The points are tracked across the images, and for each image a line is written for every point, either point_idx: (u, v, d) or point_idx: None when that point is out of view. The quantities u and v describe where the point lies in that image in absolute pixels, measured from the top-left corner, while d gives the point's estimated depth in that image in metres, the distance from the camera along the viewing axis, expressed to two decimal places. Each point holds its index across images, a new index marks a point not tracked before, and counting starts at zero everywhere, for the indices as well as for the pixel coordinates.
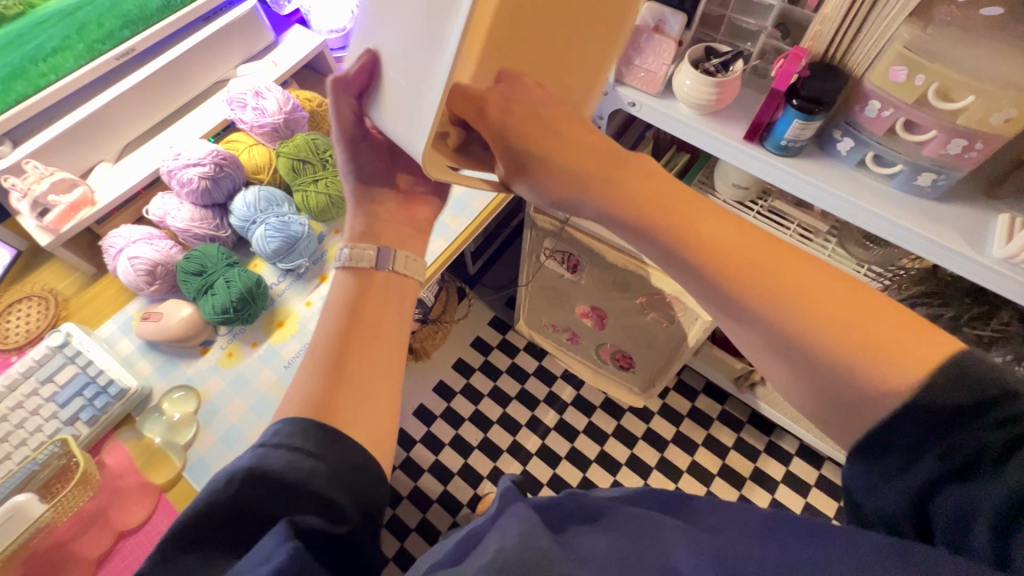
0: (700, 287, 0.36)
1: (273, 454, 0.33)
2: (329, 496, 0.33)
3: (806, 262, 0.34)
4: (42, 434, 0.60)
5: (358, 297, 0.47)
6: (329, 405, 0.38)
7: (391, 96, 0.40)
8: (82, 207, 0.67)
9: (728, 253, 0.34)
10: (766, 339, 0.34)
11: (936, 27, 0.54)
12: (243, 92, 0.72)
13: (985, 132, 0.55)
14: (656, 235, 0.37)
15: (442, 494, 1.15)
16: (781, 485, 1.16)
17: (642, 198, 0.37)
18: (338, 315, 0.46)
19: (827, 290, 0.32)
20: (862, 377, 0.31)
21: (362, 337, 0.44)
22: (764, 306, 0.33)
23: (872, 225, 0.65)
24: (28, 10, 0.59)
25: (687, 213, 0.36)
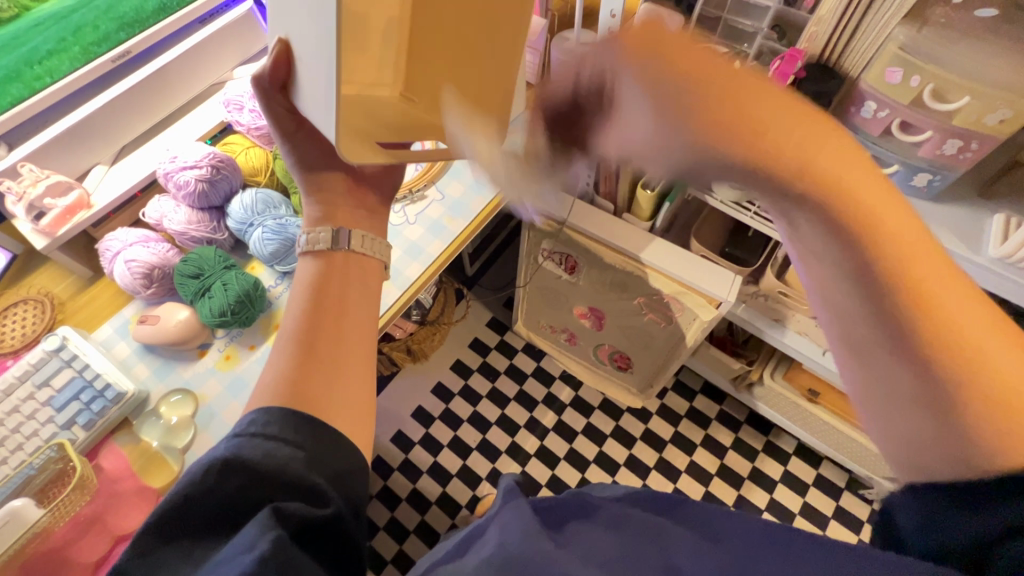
0: (875, 327, 0.29)
1: (250, 445, 0.33)
2: (309, 487, 0.33)
3: (997, 329, 0.28)
4: (38, 439, 0.59)
5: (320, 280, 0.45)
6: (309, 396, 0.38)
7: (311, 89, 0.42)
8: (78, 210, 0.67)
9: (939, 321, 0.27)
10: (905, 387, 0.30)
11: (931, 28, 0.54)
12: (240, 95, 0.72)
13: (979, 133, 0.55)
14: (857, 272, 0.27)
15: (440, 496, 1.15)
16: (779, 485, 1.16)
17: (870, 231, 0.25)
18: (303, 298, 0.44)
19: (1006, 361, 0.28)
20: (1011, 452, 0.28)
21: (329, 320, 0.42)
22: (939, 377, 0.28)
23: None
24: (24, 12, 0.58)
25: (910, 246, 0.26)
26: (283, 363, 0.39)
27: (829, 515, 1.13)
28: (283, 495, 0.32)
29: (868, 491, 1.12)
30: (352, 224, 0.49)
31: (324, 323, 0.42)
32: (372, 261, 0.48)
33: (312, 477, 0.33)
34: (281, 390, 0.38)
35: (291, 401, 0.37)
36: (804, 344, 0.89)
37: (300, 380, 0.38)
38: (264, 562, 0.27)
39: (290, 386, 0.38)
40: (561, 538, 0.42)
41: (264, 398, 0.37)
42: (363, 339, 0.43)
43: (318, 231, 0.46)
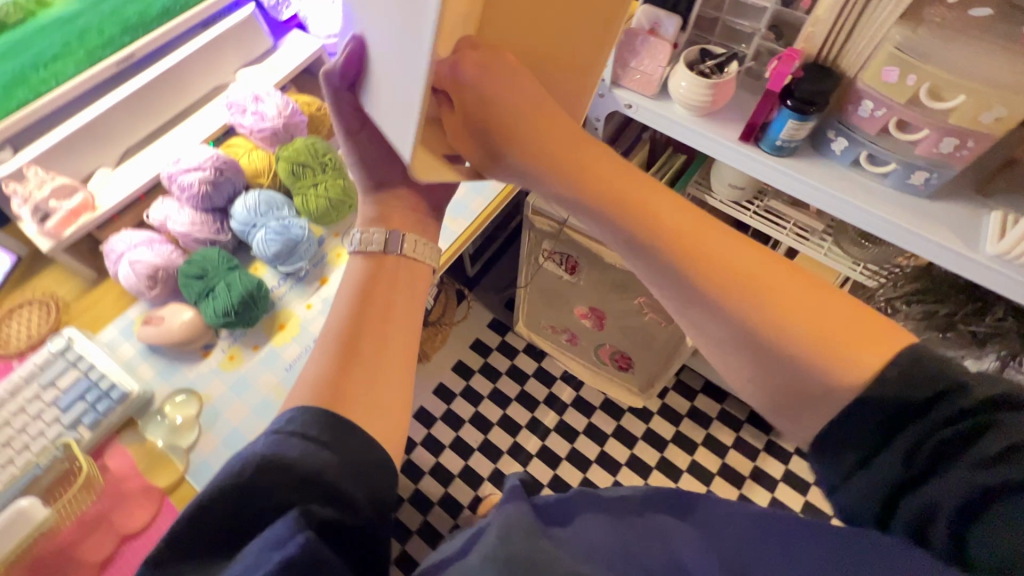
0: (672, 274, 0.34)
1: (287, 443, 0.33)
2: (342, 489, 0.33)
3: (754, 255, 0.33)
4: (44, 438, 0.60)
5: (369, 280, 0.46)
6: (335, 393, 0.38)
7: (384, 104, 0.40)
8: (83, 212, 0.68)
9: (689, 246, 0.33)
10: (728, 333, 0.33)
11: (926, 27, 0.55)
12: (243, 97, 0.73)
13: (975, 130, 0.56)
14: (628, 223, 0.35)
15: (442, 496, 1.15)
16: (780, 485, 1.16)
17: (606, 185, 0.36)
18: (353, 295, 0.45)
19: (779, 281, 0.32)
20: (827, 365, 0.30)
21: (373, 320, 0.43)
22: (729, 302, 0.32)
23: (868, 225, 0.66)
24: (30, 17, 0.62)
25: (650, 203, 0.35)
26: (321, 362, 0.40)
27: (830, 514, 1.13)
28: (313, 498, 0.32)
29: None
30: (405, 228, 0.50)
31: (372, 326, 0.43)
32: (423, 266, 0.50)
33: (341, 481, 0.33)
34: (298, 390, 0.39)
35: (301, 397, 0.38)
36: None
37: (312, 376, 0.39)
38: (290, 568, 0.27)
39: (307, 386, 0.39)
40: (562, 534, 0.42)
41: (297, 398, 0.38)
42: (404, 343, 0.44)
43: (372, 232, 0.48)
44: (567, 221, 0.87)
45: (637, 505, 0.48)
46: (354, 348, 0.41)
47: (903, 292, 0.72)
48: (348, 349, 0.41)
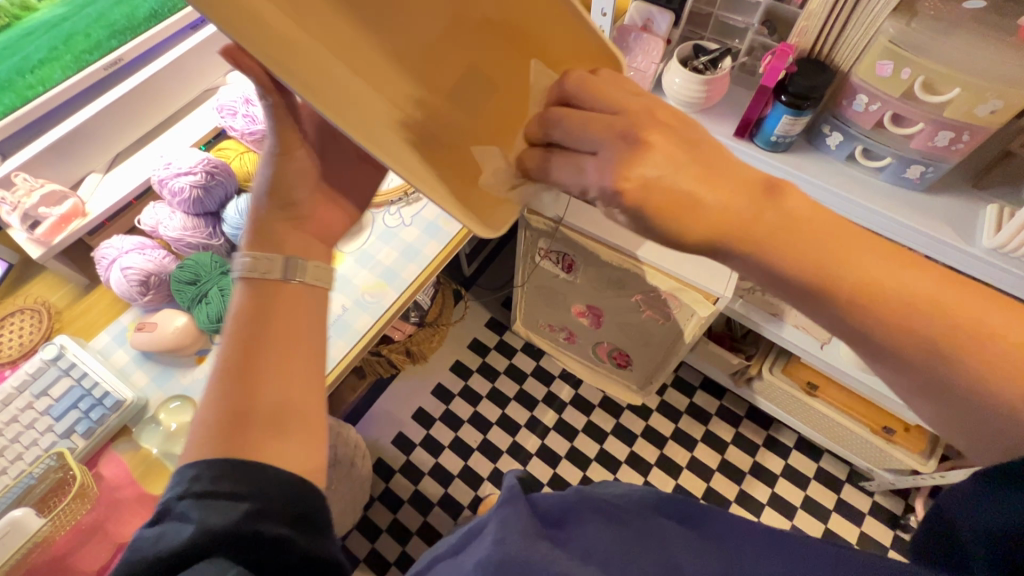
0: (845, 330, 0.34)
1: (195, 507, 0.34)
2: (270, 528, 0.34)
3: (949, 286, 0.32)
4: (38, 448, 0.59)
5: (259, 307, 0.42)
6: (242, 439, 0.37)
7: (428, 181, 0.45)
8: (73, 219, 0.67)
9: (885, 302, 0.32)
10: (910, 379, 0.33)
11: (920, 21, 0.54)
12: (233, 100, 0.72)
13: (971, 124, 0.55)
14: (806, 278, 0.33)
15: (442, 497, 1.15)
16: (780, 479, 1.16)
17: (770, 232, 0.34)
18: (246, 322, 0.42)
19: (983, 312, 0.31)
20: (995, 396, 0.31)
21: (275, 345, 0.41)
22: (911, 353, 0.32)
23: (881, 229, 0.65)
24: (15, 21, 0.59)
25: (847, 260, 0.33)
26: (219, 395, 0.39)
27: (831, 508, 1.14)
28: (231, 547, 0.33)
29: (869, 483, 1.12)
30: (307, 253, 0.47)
31: (277, 352, 0.41)
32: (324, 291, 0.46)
33: (260, 525, 0.34)
34: (209, 433, 0.37)
35: (203, 447, 0.37)
36: (800, 338, 0.90)
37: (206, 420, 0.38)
38: None
39: (214, 413, 0.38)
40: (561, 535, 0.42)
41: (197, 446, 0.37)
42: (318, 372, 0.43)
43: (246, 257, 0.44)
44: (563, 220, 0.86)
45: (637, 503, 0.48)
46: (253, 375, 0.39)
47: None
48: (248, 376, 0.39)
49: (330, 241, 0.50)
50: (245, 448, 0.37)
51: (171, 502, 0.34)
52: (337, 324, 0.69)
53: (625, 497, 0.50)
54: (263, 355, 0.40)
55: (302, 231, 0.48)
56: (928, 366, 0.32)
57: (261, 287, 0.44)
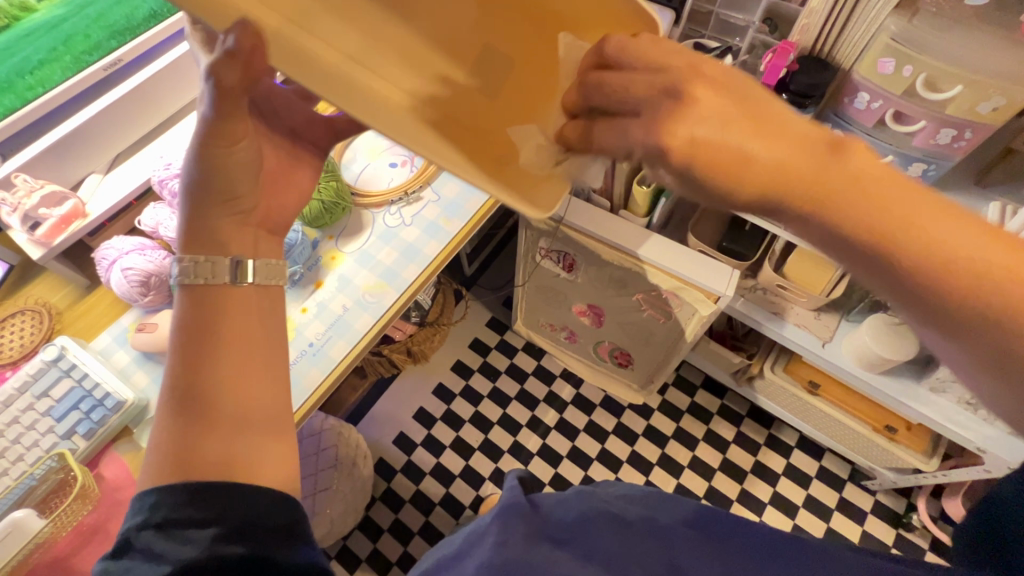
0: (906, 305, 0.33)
1: (158, 539, 0.34)
2: (233, 547, 0.35)
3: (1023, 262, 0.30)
4: (39, 449, 0.59)
5: (195, 318, 0.42)
6: (206, 446, 0.38)
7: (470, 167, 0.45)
8: (73, 220, 0.67)
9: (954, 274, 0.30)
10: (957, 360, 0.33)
11: (922, 17, 0.54)
12: None
13: (973, 121, 0.55)
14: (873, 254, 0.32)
15: (443, 497, 1.15)
16: (781, 478, 1.16)
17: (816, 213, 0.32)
18: (185, 336, 0.42)
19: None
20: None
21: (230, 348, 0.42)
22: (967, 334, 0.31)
23: None
24: (15, 22, 0.59)
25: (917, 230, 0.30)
26: (171, 416, 0.39)
27: (833, 507, 1.13)
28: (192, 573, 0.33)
29: (871, 482, 1.12)
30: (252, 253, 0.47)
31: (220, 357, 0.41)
32: (277, 288, 0.47)
33: (222, 546, 0.34)
34: (166, 456, 0.38)
35: (165, 466, 0.38)
36: (802, 336, 0.90)
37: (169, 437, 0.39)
38: None
39: (172, 422, 0.39)
40: (563, 535, 0.42)
41: (163, 468, 0.38)
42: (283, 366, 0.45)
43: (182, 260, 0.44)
44: (564, 219, 0.86)
45: (636, 503, 0.49)
46: (206, 385, 0.40)
47: None
48: (200, 384, 0.40)
49: (274, 231, 0.51)
50: (207, 468, 0.38)
51: (134, 534, 0.35)
52: (337, 323, 0.69)
53: (627, 497, 0.49)
54: (211, 366, 0.40)
55: (247, 225, 0.48)
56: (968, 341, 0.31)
57: (203, 295, 0.43)
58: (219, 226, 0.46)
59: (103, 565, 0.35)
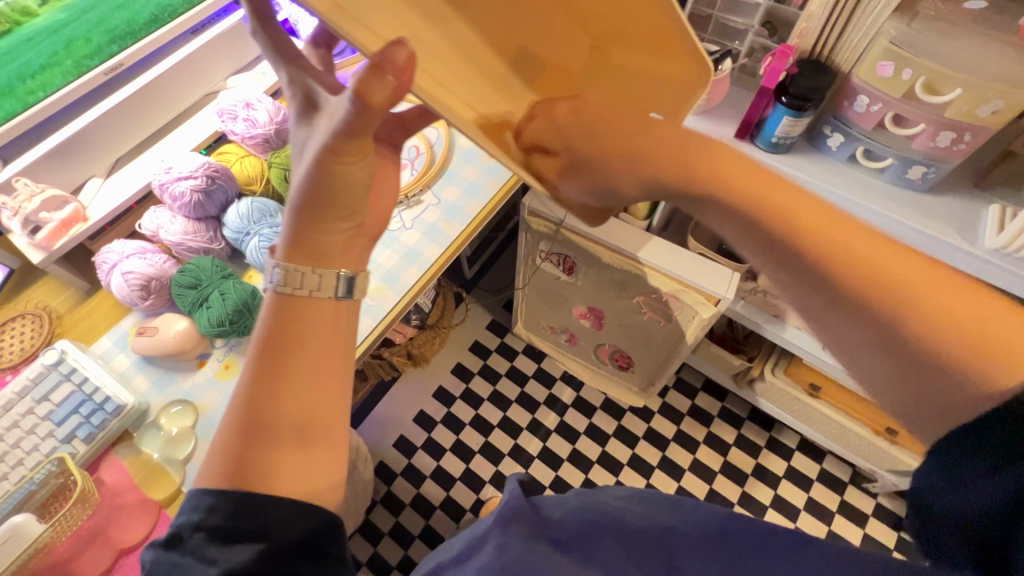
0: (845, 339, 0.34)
1: (206, 542, 0.34)
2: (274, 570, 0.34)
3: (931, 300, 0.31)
4: (39, 453, 0.59)
5: (283, 325, 0.39)
6: (263, 453, 0.36)
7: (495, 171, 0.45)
8: (74, 223, 0.67)
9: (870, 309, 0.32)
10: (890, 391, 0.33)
11: (921, 20, 0.54)
12: (234, 104, 0.72)
13: (972, 124, 0.55)
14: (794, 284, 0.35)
15: (443, 500, 1.15)
16: (782, 481, 1.16)
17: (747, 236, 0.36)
18: (269, 339, 0.39)
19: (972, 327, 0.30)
20: (966, 381, 0.30)
21: (305, 369, 0.39)
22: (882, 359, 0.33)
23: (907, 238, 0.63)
24: (16, 27, 0.59)
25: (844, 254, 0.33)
26: (234, 416, 0.37)
27: (834, 510, 1.13)
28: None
29: (872, 484, 1.12)
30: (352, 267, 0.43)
31: (296, 365, 0.38)
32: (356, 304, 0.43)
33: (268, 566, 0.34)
34: (215, 459, 0.37)
35: (217, 471, 0.36)
36: (802, 339, 0.90)
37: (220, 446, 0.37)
38: None
39: (231, 421, 0.37)
40: (563, 536, 0.43)
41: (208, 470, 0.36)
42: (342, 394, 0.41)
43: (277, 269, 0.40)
44: (564, 222, 0.86)
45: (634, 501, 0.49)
46: (271, 405, 0.37)
47: None
48: (274, 386, 0.37)
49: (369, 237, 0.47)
50: (250, 475, 0.36)
51: (186, 531, 0.34)
52: None
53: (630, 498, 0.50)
54: (288, 387, 0.38)
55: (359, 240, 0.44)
56: (891, 327, 0.31)
57: (293, 305, 0.40)
58: (327, 240, 0.42)
59: (153, 554, 0.34)
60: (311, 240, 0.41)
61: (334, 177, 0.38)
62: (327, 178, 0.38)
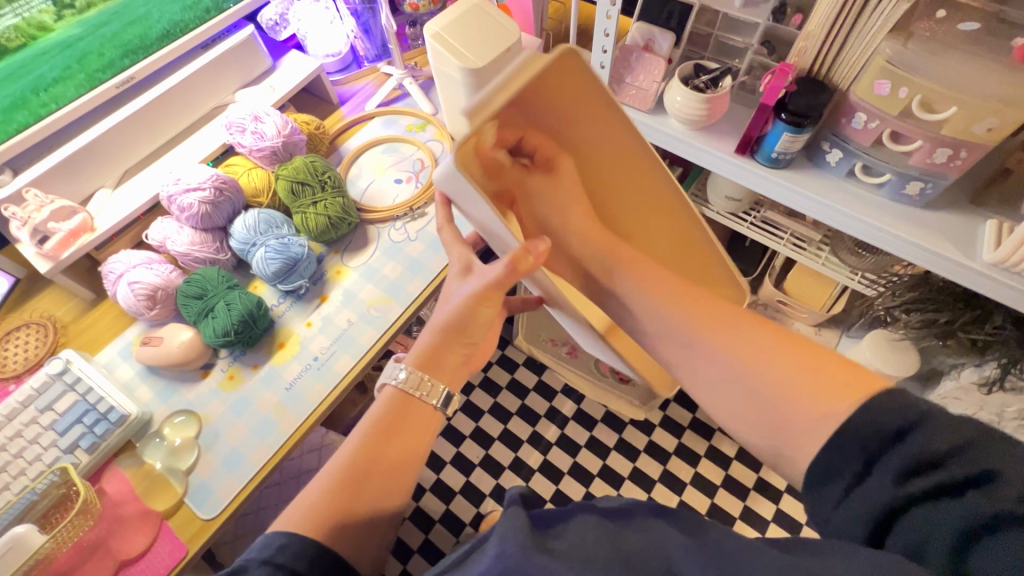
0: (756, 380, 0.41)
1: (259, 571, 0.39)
2: None
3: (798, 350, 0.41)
4: (41, 463, 0.59)
5: (391, 417, 0.50)
6: (351, 506, 0.45)
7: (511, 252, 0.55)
8: (82, 233, 0.68)
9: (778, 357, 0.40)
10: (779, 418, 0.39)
11: (916, 41, 0.55)
12: (242, 117, 0.73)
13: (968, 141, 0.56)
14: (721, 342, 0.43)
15: (443, 514, 1.14)
16: (784, 495, 1.15)
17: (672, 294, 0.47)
18: (377, 428, 0.50)
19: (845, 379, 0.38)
20: (825, 399, 0.37)
21: (392, 449, 0.49)
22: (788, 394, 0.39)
23: (908, 254, 0.64)
24: (31, 41, 0.60)
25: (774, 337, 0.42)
26: (329, 478, 0.46)
27: None
28: None
29: None
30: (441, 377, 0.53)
31: (392, 449, 0.49)
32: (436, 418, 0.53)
33: None
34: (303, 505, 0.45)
35: (304, 516, 0.44)
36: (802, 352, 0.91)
37: (310, 497, 0.45)
38: None
39: (328, 480, 0.46)
40: (559, 545, 0.41)
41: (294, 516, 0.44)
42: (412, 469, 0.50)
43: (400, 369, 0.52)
44: None
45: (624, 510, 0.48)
46: (366, 474, 0.47)
47: (902, 301, 0.77)
48: (375, 453, 0.48)
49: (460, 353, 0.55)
50: (336, 515, 0.45)
51: (251, 564, 0.40)
52: (341, 338, 0.69)
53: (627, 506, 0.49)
54: (383, 457, 0.48)
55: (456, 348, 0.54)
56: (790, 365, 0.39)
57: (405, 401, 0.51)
58: (445, 357, 0.54)
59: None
60: (431, 358, 0.53)
61: (465, 317, 0.53)
62: (463, 314, 0.53)
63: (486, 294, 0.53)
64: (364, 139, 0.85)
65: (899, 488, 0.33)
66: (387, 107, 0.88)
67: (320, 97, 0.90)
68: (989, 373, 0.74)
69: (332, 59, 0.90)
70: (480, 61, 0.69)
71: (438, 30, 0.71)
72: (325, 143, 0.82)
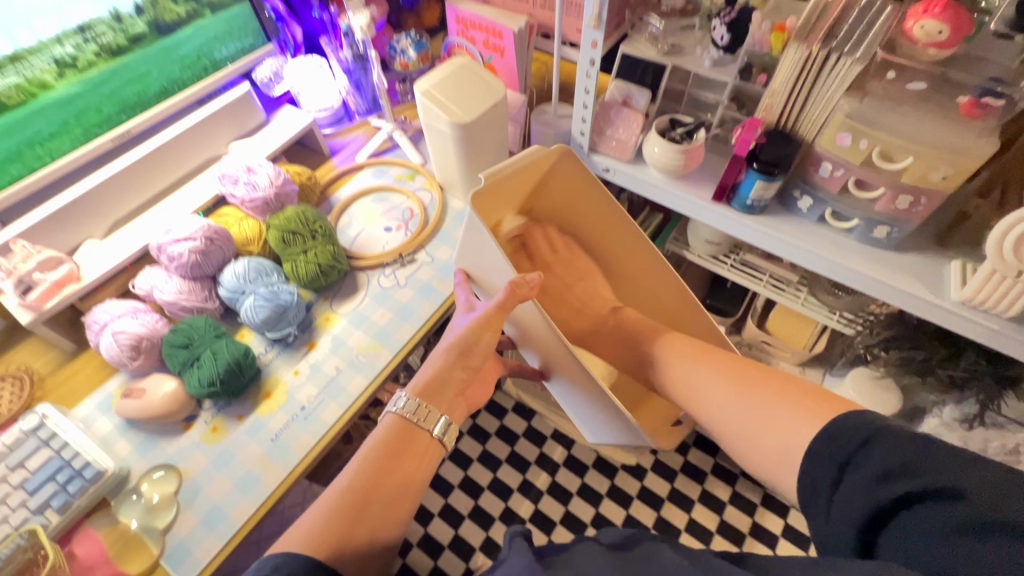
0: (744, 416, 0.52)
1: None
2: None
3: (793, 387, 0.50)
4: (8, 525, 0.56)
5: (392, 443, 0.50)
6: (349, 538, 0.44)
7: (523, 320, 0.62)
8: (67, 283, 0.67)
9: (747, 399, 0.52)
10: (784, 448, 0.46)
11: (871, 98, 0.60)
12: (236, 169, 0.75)
13: (926, 187, 0.60)
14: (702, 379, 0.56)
15: (431, 570, 1.09)
16: (781, 540, 1.13)
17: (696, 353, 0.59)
18: (378, 454, 0.49)
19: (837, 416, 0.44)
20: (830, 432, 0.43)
21: (386, 480, 0.48)
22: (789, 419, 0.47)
23: (879, 292, 0.67)
24: (31, 99, 0.61)
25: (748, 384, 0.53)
26: (321, 508, 0.45)
27: None
28: None
29: None
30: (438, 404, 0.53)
31: (393, 478, 0.48)
32: (435, 451, 0.52)
33: None
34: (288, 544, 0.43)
35: (304, 541, 0.43)
36: None
37: (305, 525, 0.44)
38: None
39: (327, 502, 0.46)
40: None
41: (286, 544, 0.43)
42: (408, 498, 0.49)
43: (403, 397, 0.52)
44: None
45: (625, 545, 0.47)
46: (363, 509, 0.46)
47: (880, 341, 0.80)
48: (366, 491, 0.47)
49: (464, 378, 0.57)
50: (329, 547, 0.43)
51: None
52: (329, 385, 0.69)
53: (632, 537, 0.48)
54: (378, 494, 0.47)
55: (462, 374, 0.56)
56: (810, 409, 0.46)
57: (406, 427, 0.51)
58: (451, 378, 0.55)
59: None
60: (433, 387, 0.54)
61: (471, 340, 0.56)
62: (471, 336, 0.56)
63: (489, 320, 0.56)
64: (355, 189, 0.87)
65: (879, 491, 0.37)
66: (378, 158, 0.91)
67: (312, 148, 0.93)
68: (971, 409, 0.76)
69: (324, 113, 0.94)
70: (467, 115, 0.73)
71: (427, 87, 0.75)
72: (316, 193, 0.84)
